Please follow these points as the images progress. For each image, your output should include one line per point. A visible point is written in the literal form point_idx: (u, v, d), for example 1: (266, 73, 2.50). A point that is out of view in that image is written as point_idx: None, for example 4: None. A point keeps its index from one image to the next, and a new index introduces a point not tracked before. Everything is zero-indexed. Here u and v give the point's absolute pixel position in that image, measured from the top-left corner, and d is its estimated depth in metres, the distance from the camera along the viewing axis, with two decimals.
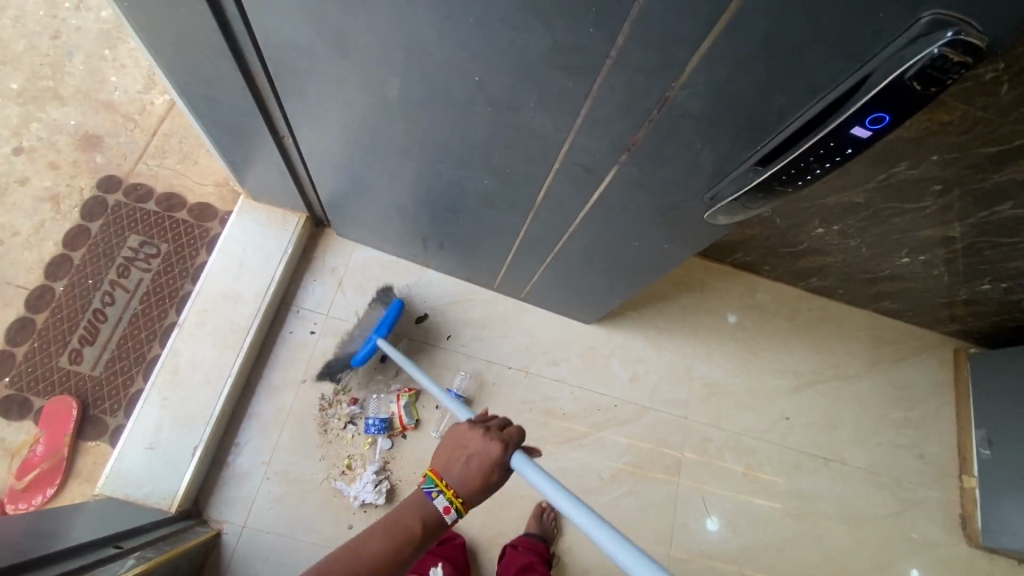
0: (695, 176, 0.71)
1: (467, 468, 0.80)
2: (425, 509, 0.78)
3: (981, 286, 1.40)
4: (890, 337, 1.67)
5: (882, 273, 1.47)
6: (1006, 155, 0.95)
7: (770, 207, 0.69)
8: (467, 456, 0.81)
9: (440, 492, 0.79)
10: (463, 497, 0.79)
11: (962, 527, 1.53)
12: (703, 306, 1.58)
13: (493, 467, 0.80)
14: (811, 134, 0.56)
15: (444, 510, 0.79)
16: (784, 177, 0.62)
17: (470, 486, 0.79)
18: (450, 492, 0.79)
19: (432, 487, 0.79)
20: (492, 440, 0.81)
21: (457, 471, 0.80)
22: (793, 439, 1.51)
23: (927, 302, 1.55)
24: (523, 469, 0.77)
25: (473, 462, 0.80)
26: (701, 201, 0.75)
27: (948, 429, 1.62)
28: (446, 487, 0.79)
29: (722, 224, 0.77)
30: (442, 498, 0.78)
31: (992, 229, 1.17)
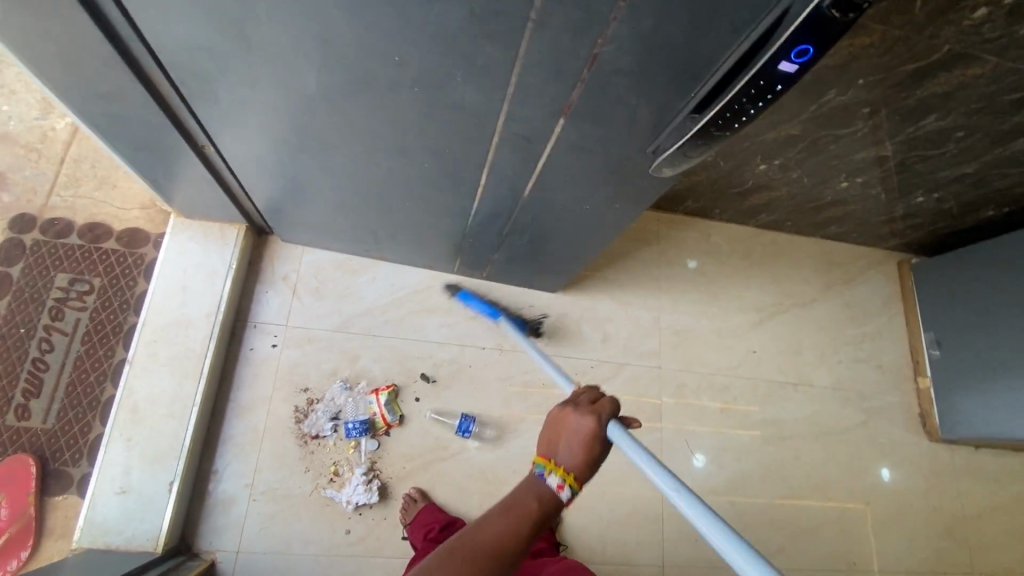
0: (634, 131, 0.70)
1: (574, 443, 0.73)
2: (538, 488, 0.68)
3: (916, 199, 1.48)
4: (839, 259, 1.75)
5: (825, 201, 1.52)
6: (925, 72, 0.99)
7: (709, 154, 0.69)
8: (567, 433, 0.74)
9: (551, 471, 0.70)
10: (577, 473, 0.70)
11: (922, 425, 1.65)
12: (662, 257, 1.61)
13: (593, 439, 0.74)
14: (742, 74, 0.55)
15: (558, 489, 0.69)
16: (720, 122, 0.62)
17: (577, 461, 0.71)
18: (562, 470, 0.70)
19: (543, 467, 0.71)
20: (589, 413, 0.75)
21: (565, 448, 0.72)
22: (762, 370, 1.57)
23: (869, 221, 1.62)
24: (625, 443, 0.70)
25: (574, 438, 0.73)
26: (644, 155, 0.75)
27: (901, 337, 1.72)
28: (557, 465, 0.71)
29: (666, 175, 0.77)
30: (556, 477, 0.69)
31: (920, 143, 1.22)
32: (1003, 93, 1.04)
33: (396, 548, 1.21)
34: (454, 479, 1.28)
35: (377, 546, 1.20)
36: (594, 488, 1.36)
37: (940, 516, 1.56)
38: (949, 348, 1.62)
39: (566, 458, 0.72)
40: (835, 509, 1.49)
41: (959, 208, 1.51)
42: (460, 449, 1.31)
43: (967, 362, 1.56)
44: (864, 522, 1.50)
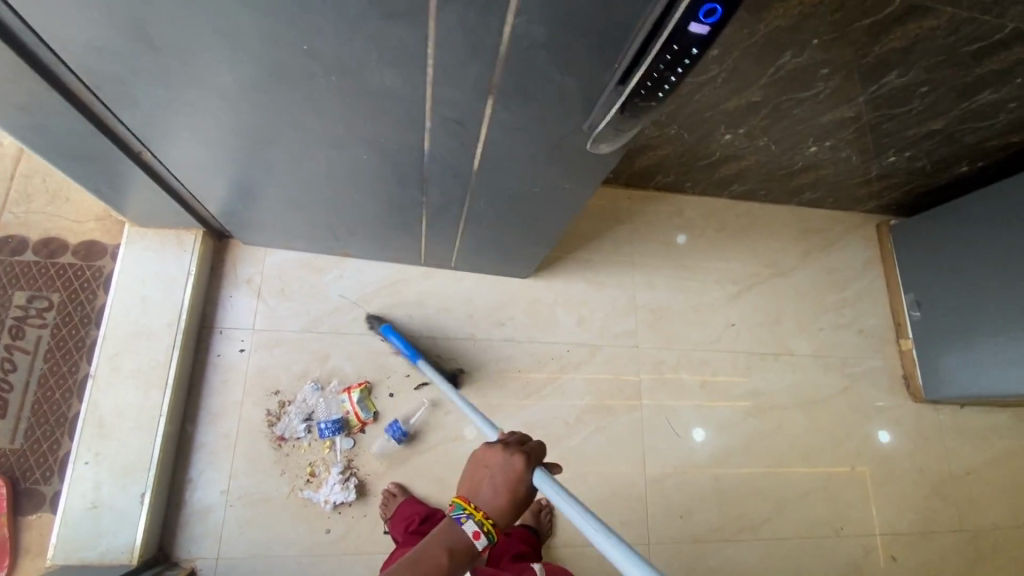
0: (563, 105, 0.67)
1: (496, 485, 0.76)
2: (453, 538, 0.72)
3: (888, 159, 1.45)
4: (816, 226, 1.73)
5: (796, 167, 1.49)
6: (880, 27, 0.96)
7: (640, 127, 0.67)
8: (490, 474, 0.77)
9: (470, 517, 0.73)
10: (495, 519, 0.74)
11: (906, 387, 1.64)
12: (634, 236, 1.59)
13: (519, 481, 0.76)
14: (656, 39, 0.53)
15: (474, 535, 0.72)
16: (643, 92, 0.60)
17: (497, 505, 0.75)
18: (481, 515, 0.73)
19: (461, 511, 0.74)
20: (516, 455, 0.77)
21: (485, 491, 0.75)
22: (741, 343, 1.56)
23: (843, 185, 1.59)
24: (546, 486, 0.72)
25: (497, 479, 0.76)
26: (580, 133, 0.72)
27: (882, 300, 1.71)
28: (476, 510, 0.73)
29: (603, 152, 0.75)
30: (472, 525, 0.72)
31: (885, 102, 1.19)
32: (963, 44, 1.01)
33: (378, 544, 1.21)
34: (432, 472, 1.27)
35: (358, 544, 1.20)
36: (575, 472, 1.36)
37: (927, 477, 1.56)
38: (930, 309, 1.60)
39: (486, 502, 0.75)
40: (819, 477, 1.49)
41: (933, 166, 1.48)
42: (438, 441, 1.30)
43: (949, 321, 1.55)
44: (850, 488, 1.50)
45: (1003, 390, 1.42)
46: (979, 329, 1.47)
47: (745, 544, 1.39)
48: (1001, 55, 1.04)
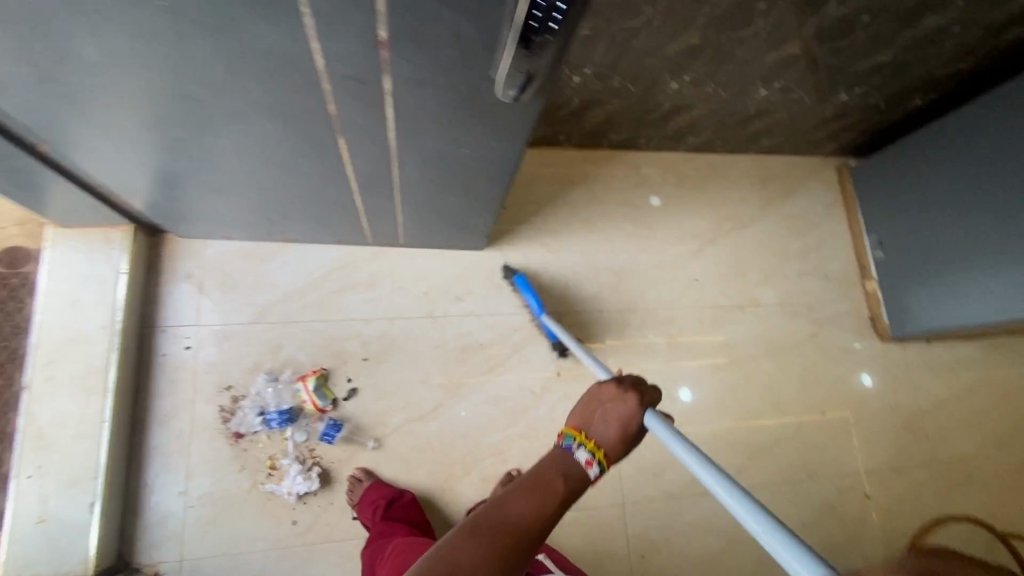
0: (468, 49, 0.62)
1: (609, 418, 0.76)
2: (567, 463, 0.70)
3: (841, 97, 1.42)
4: (776, 173, 1.70)
5: (749, 112, 1.45)
6: None
7: (545, 67, 0.62)
8: (603, 410, 0.77)
9: (580, 444, 0.72)
10: (606, 450, 0.73)
11: (873, 327, 1.64)
12: (592, 197, 1.55)
13: (630, 419, 0.76)
14: None
15: (587, 464, 0.70)
16: (535, 21, 0.54)
17: (607, 437, 0.74)
18: (592, 444, 0.72)
19: (573, 440, 0.73)
20: (627, 393, 0.78)
21: (596, 423, 0.75)
22: (706, 297, 1.54)
23: (800, 128, 1.56)
24: (660, 426, 0.73)
25: (608, 414, 0.77)
26: (489, 81, 0.67)
27: (846, 243, 1.69)
28: (587, 440, 0.72)
29: (517, 100, 0.70)
30: (583, 452, 0.71)
31: (830, 33, 1.15)
32: None
33: (348, 531, 1.18)
34: (399, 453, 1.25)
35: (327, 532, 1.18)
36: (546, 440, 1.34)
37: (898, 414, 1.58)
38: (893, 247, 1.59)
39: (600, 434, 0.74)
40: (791, 424, 1.49)
41: (886, 100, 1.45)
42: (402, 422, 1.27)
43: (911, 257, 1.54)
44: (822, 432, 1.51)
45: (967, 321, 1.42)
46: (940, 262, 1.46)
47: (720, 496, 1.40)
48: None
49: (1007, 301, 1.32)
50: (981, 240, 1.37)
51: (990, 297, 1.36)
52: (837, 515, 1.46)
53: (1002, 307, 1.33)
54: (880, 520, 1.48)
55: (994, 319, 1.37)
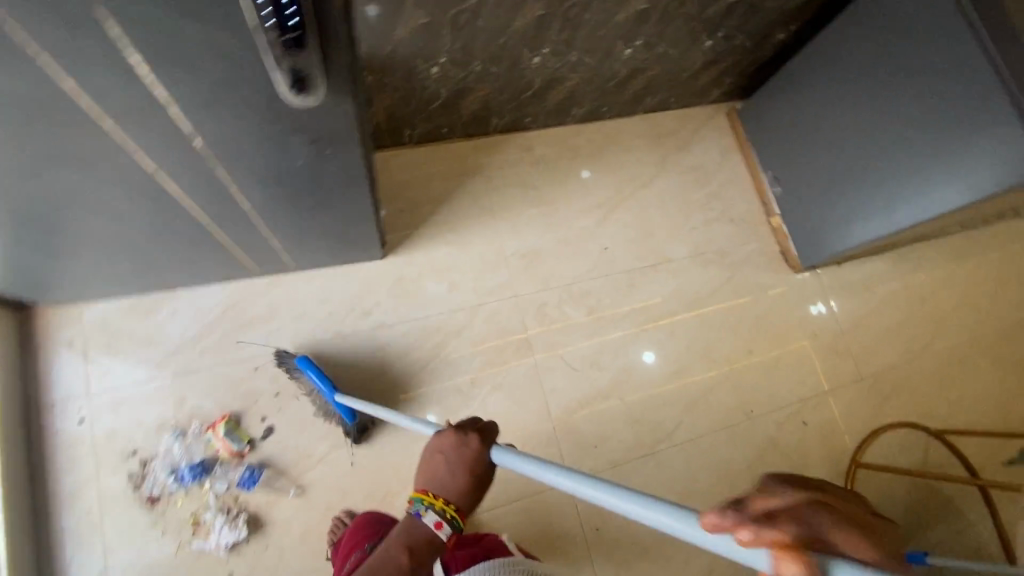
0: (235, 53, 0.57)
1: (455, 468, 0.85)
2: (416, 532, 0.85)
3: (706, 44, 1.43)
4: (669, 129, 1.72)
5: (623, 73, 1.45)
6: None
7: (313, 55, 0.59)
8: (448, 459, 0.85)
9: (428, 508, 0.85)
10: (454, 506, 0.86)
11: (785, 261, 1.68)
12: (489, 185, 1.53)
13: (476, 460, 0.85)
14: None
15: (437, 525, 0.85)
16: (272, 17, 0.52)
17: (454, 490, 0.85)
18: (439, 506, 0.85)
19: (421, 505, 0.86)
20: (468, 437, 0.86)
21: (441, 481, 0.85)
22: (619, 263, 1.55)
23: (678, 80, 1.57)
24: (507, 457, 0.80)
25: (454, 463, 0.85)
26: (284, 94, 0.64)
27: (747, 185, 1.73)
28: (433, 504, 0.85)
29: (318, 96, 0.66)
30: (432, 515, 0.85)
31: None
32: None
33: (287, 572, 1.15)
34: (330, 483, 1.22)
35: None
36: None
37: (821, 339, 1.63)
38: (789, 179, 1.63)
39: (445, 488, 0.85)
40: (721, 370, 1.52)
41: (751, 39, 1.47)
42: (327, 450, 1.23)
43: (806, 187, 1.58)
44: (752, 371, 1.54)
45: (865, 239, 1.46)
46: (833, 187, 1.50)
47: (663, 454, 1.43)
48: None
49: (901, 209, 1.36)
50: (866, 156, 1.40)
51: (881, 211, 1.40)
52: (778, 448, 1.50)
53: (895, 217, 1.38)
54: (819, 445, 1.53)
55: (890, 230, 1.41)
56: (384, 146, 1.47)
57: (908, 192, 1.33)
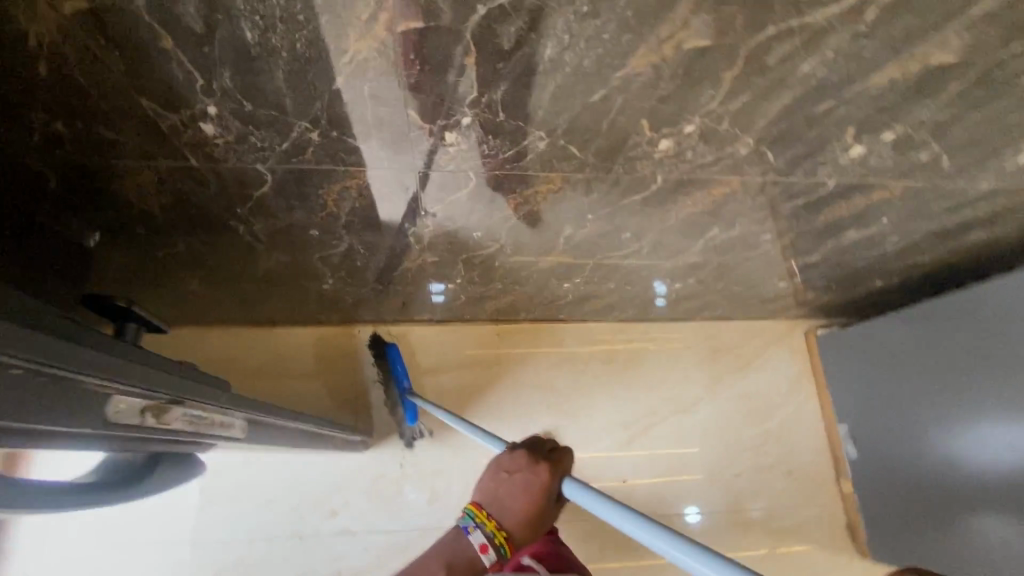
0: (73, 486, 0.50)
1: (514, 492, 0.57)
2: (455, 553, 0.56)
3: (779, 284, 1.22)
4: (729, 343, 1.48)
5: (674, 296, 1.26)
6: (658, 201, 0.76)
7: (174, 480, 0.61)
8: (510, 482, 0.57)
9: (477, 525, 0.57)
10: (508, 530, 0.56)
11: (851, 540, 1.35)
12: (505, 380, 1.37)
13: (544, 495, 0.56)
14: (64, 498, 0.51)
15: (482, 549, 0.56)
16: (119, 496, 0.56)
17: (516, 519, 0.56)
18: (491, 524, 0.57)
19: (470, 519, 0.58)
20: (539, 462, 0.58)
21: (500, 499, 0.57)
22: (636, 502, 1.32)
23: (744, 304, 1.36)
24: (581, 497, 0.51)
25: (513, 487, 0.57)
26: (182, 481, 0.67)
27: (814, 427, 1.43)
28: (485, 518, 0.57)
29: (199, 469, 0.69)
30: (479, 536, 0.56)
31: (729, 248, 0.96)
32: (781, 201, 0.78)
33: None
34: None
35: None
36: None
37: None
38: (854, 403, 1.25)
39: (507, 512, 0.56)
40: None
41: (838, 284, 1.23)
42: None
43: (886, 453, 1.15)
44: None
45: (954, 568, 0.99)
46: (911, 406, 1.10)
47: None
48: (842, 205, 0.80)
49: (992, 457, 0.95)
50: (966, 373, 1.01)
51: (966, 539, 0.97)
52: None
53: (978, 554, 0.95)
54: None
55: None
56: (395, 319, 1.34)
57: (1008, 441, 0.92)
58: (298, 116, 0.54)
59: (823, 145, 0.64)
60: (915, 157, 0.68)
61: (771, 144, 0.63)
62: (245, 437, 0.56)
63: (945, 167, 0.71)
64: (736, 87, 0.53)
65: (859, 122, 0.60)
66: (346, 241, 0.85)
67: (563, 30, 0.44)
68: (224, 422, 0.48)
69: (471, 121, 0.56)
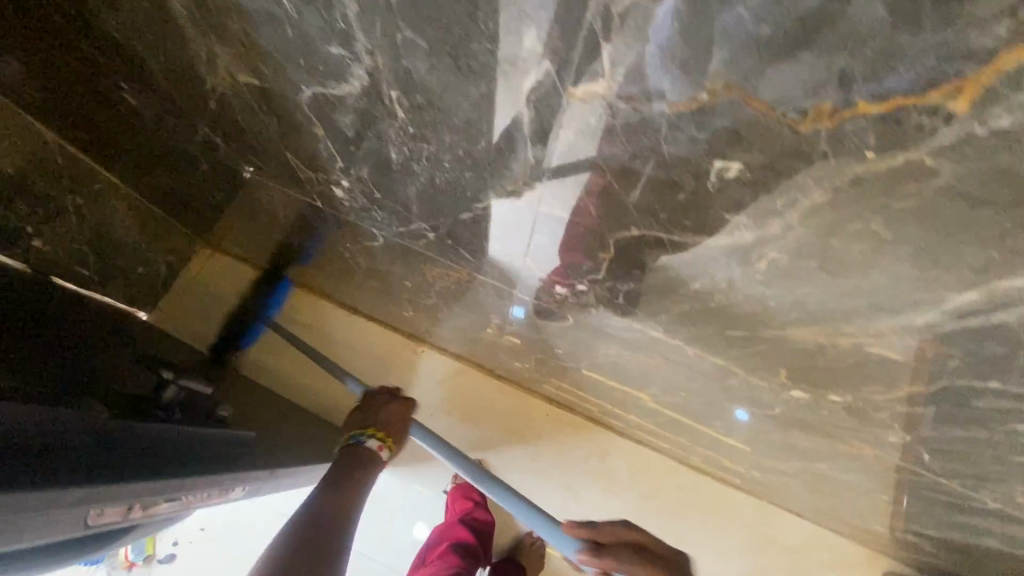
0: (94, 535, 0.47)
1: (387, 415, 0.76)
2: (360, 454, 0.68)
3: (875, 525, 1.01)
4: (789, 543, 1.23)
5: (745, 475, 1.09)
6: (764, 417, 0.65)
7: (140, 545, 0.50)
8: (383, 408, 0.77)
9: (370, 436, 0.70)
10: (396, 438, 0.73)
11: None
12: (533, 465, 1.26)
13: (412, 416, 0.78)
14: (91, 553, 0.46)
15: (378, 449, 0.70)
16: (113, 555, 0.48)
17: (399, 434, 0.74)
18: (380, 433, 0.71)
19: (360, 434, 0.70)
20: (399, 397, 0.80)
21: (393, 421, 0.75)
22: None
23: (823, 516, 1.15)
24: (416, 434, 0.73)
25: (387, 411, 0.77)
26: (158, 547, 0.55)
27: None
28: (375, 431, 0.71)
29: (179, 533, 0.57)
30: (373, 442, 0.70)
31: (830, 480, 0.81)
32: (918, 483, 0.63)
33: None
34: None
35: None
36: None
37: None
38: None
39: (398, 427, 0.74)
40: None
41: (951, 559, 0.99)
42: None
43: None
44: None
45: None
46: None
47: None
48: (997, 526, 0.63)
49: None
50: None
51: None
52: None
53: None
54: None
55: None
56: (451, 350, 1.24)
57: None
58: (420, 218, 0.51)
59: (999, 479, 0.49)
60: None
61: (929, 449, 0.50)
62: (252, 492, 0.55)
63: None
64: (912, 398, 0.42)
65: None
66: (434, 299, 0.83)
67: (722, 279, 0.37)
68: (226, 488, 0.47)
69: (586, 288, 0.50)
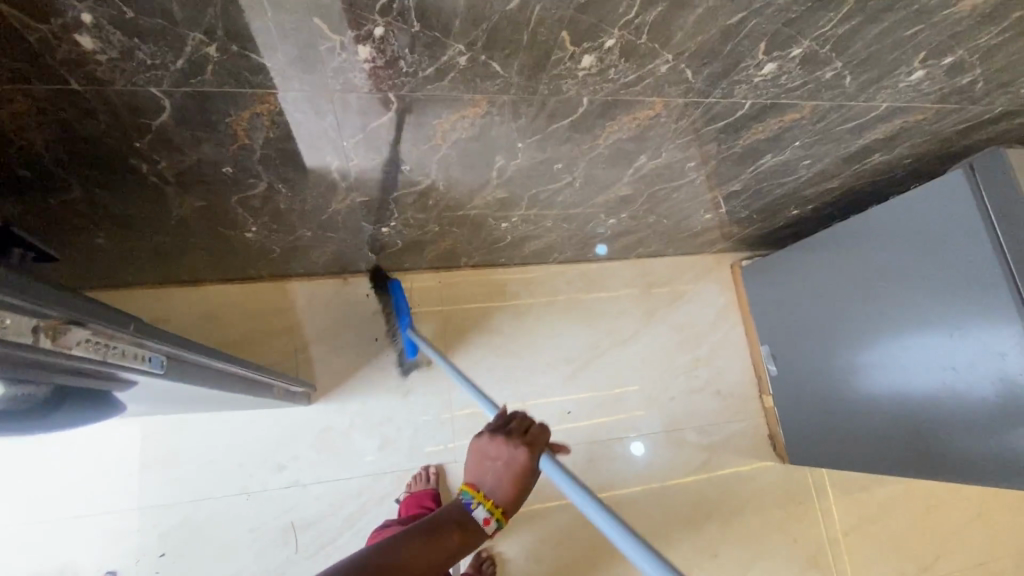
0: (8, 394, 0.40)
1: (502, 473, 0.55)
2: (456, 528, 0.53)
3: (707, 217, 1.26)
4: (662, 279, 1.50)
5: (609, 234, 1.28)
6: (586, 127, 0.77)
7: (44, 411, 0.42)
8: (498, 469, 0.56)
9: (477, 504, 0.54)
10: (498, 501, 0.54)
11: (773, 448, 1.46)
12: (450, 328, 1.32)
13: (525, 476, 0.55)
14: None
15: (484, 523, 0.54)
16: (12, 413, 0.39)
17: (511, 498, 0.55)
18: (488, 504, 0.54)
19: (468, 498, 0.55)
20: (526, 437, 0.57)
21: (497, 479, 0.55)
22: (581, 430, 1.34)
23: (675, 241, 1.40)
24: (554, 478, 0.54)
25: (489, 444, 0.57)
26: None
27: (739, 351, 1.51)
28: (480, 498, 0.54)
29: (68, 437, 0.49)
30: (479, 513, 0.54)
31: (660, 177, 0.99)
32: (703, 125, 0.81)
33: None
34: None
35: None
36: None
37: (803, 549, 1.40)
38: (770, 325, 1.44)
39: (502, 488, 0.55)
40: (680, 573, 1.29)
41: (760, 215, 1.29)
42: None
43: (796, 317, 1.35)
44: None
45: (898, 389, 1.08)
46: (803, 325, 1.33)
47: None
48: (761, 128, 0.83)
49: (904, 387, 1.07)
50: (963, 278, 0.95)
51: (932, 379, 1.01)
52: None
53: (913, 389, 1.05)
54: None
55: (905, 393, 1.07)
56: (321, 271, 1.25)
57: (917, 375, 1.04)
58: (190, 26, 0.49)
59: (737, 63, 0.66)
60: (821, 75, 0.71)
61: (692, 62, 0.65)
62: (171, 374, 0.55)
63: (848, 87, 0.75)
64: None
65: (769, 36, 0.62)
66: (266, 181, 0.80)
67: None
68: (140, 354, 0.48)
69: (384, 33, 0.53)
